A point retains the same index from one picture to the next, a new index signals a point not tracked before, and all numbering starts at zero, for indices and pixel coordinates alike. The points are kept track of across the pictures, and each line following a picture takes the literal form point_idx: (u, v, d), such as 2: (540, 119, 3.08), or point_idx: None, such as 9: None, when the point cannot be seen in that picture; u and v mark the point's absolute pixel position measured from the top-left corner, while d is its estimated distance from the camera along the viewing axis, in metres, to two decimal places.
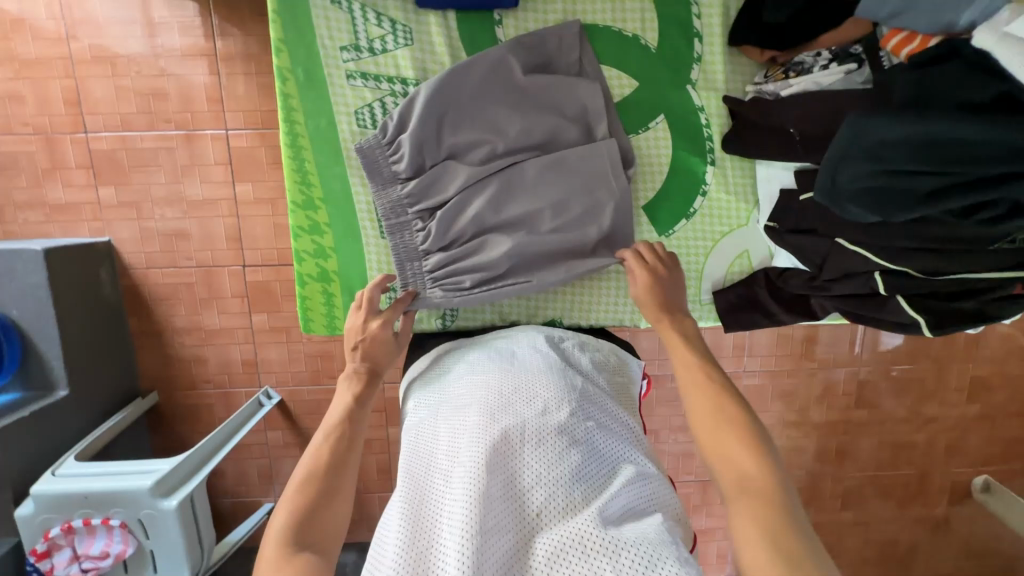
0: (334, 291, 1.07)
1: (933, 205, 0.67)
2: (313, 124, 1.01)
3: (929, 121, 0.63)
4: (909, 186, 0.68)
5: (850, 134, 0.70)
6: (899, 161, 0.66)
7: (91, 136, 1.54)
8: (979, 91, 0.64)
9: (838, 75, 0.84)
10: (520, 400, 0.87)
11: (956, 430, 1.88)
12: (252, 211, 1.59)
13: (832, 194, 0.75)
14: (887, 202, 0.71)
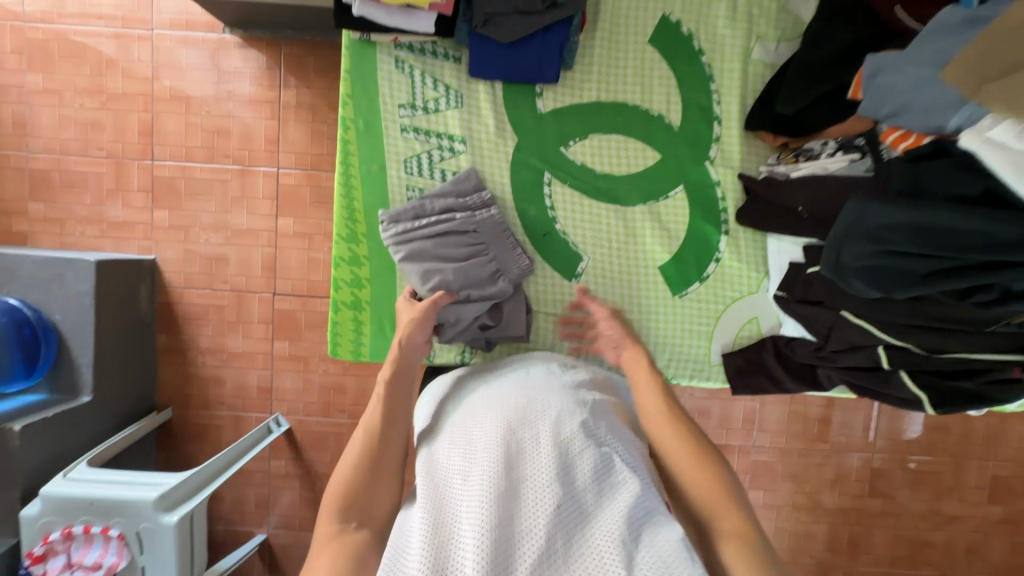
0: (364, 320, 1.08)
1: (932, 285, 0.72)
2: (366, 167, 1.04)
3: (925, 210, 0.68)
4: (909, 267, 0.72)
5: (852, 216, 0.74)
6: (898, 243, 0.71)
7: (155, 164, 1.69)
8: (969, 187, 0.69)
9: (842, 163, 0.88)
10: (536, 406, 0.87)
11: (977, 532, 1.79)
12: (290, 243, 1.70)
13: (837, 269, 0.79)
14: (889, 280, 0.75)
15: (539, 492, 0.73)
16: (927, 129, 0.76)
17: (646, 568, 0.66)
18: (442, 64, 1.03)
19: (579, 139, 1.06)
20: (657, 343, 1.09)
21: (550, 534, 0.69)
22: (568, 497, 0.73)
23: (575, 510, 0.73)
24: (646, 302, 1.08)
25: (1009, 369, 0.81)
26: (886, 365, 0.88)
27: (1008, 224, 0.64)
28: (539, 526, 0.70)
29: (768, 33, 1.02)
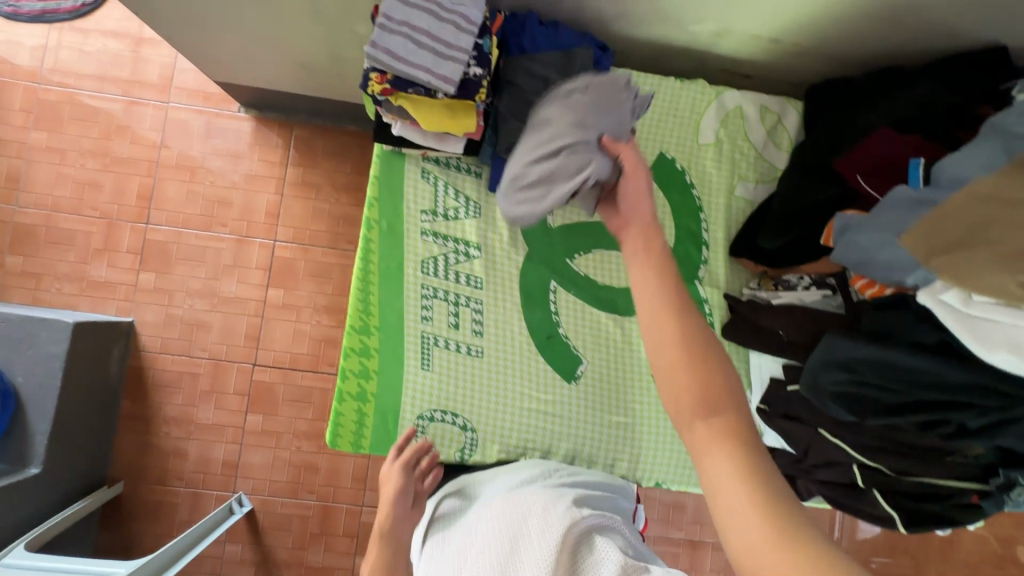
0: (367, 413, 0.97)
1: (899, 416, 0.80)
2: (384, 263, 1.00)
3: (890, 350, 0.78)
4: (877, 397, 0.81)
5: (827, 348, 0.85)
6: (867, 375, 0.80)
7: (149, 227, 1.70)
8: (925, 334, 0.77)
9: (817, 296, 0.98)
10: (518, 510, 0.82)
11: None
12: (278, 314, 1.69)
13: (815, 391, 0.87)
14: (861, 407, 0.83)
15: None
16: (887, 280, 0.83)
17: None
18: (464, 178, 1.04)
19: (583, 252, 1.07)
20: (665, 456, 1.05)
21: None
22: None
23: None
24: (646, 415, 1.05)
25: (968, 495, 0.88)
26: (860, 483, 0.94)
27: (960, 368, 0.74)
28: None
29: (749, 175, 1.13)
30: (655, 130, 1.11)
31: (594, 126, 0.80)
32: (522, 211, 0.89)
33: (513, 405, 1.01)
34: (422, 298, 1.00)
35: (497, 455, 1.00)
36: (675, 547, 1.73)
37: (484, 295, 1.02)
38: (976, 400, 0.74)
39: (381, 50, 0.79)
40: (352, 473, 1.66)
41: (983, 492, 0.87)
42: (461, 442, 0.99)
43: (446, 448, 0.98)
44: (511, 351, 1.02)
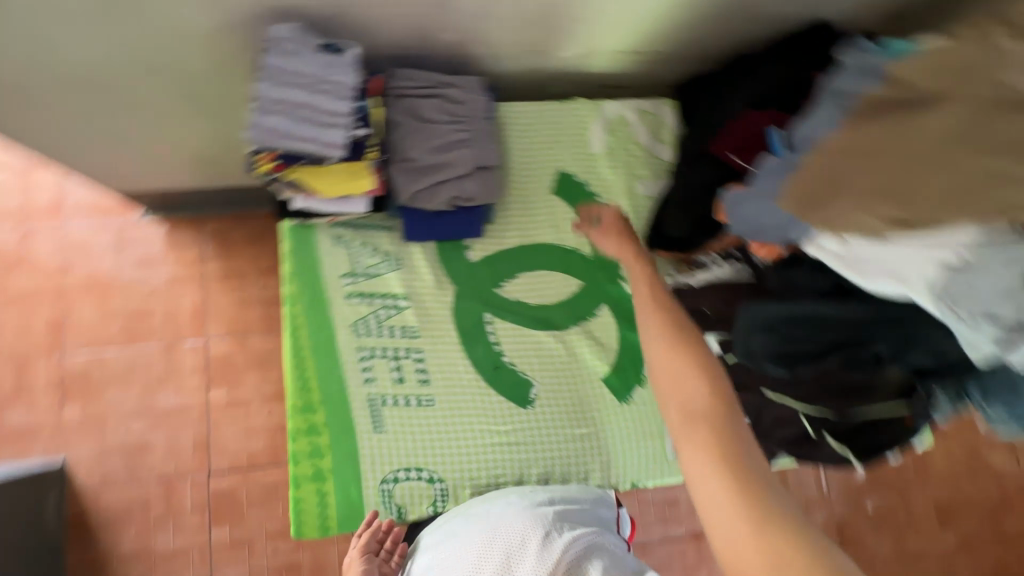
0: (329, 490, 0.94)
1: (824, 363, 0.77)
2: (315, 335, 0.99)
3: (797, 304, 0.78)
4: (801, 349, 0.78)
5: (748, 316, 0.84)
6: (788, 331, 0.79)
7: (66, 357, 1.59)
8: (825, 279, 0.78)
9: (728, 270, 0.98)
10: (507, 545, 0.87)
11: (945, 563, 1.89)
12: (225, 414, 1.61)
13: (752, 358, 0.85)
14: (794, 362, 0.80)
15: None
16: (781, 241, 0.84)
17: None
18: (377, 235, 1.07)
19: (510, 278, 1.10)
20: (635, 456, 1.07)
21: None
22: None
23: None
24: (604, 418, 1.06)
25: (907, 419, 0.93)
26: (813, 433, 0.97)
27: (871, 303, 0.73)
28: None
29: (645, 173, 1.19)
30: (550, 151, 1.16)
31: (471, 128, 1.02)
32: (412, 185, 0.99)
33: (475, 442, 1.00)
34: (361, 360, 1.00)
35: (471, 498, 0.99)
36: (680, 545, 1.74)
37: (422, 341, 1.03)
38: (889, 332, 0.72)
39: (263, 133, 0.85)
40: (339, 561, 1.57)
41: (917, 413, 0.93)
42: (433, 496, 0.98)
43: (418, 506, 0.97)
44: (460, 389, 1.02)
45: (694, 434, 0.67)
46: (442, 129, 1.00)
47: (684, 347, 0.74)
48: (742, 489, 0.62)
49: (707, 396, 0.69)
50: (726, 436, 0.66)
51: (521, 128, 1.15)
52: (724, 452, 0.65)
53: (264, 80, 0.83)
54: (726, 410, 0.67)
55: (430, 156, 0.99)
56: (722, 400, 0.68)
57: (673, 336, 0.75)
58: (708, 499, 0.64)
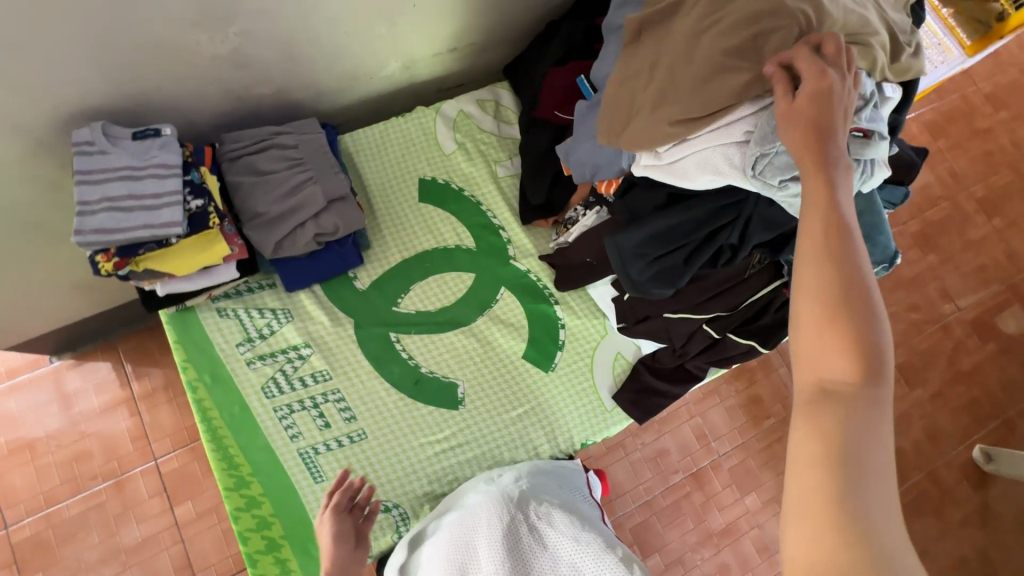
0: (288, 554, 1.01)
1: (694, 264, 0.91)
2: (227, 411, 1.05)
3: (651, 222, 0.90)
4: (671, 262, 0.92)
5: (615, 249, 0.93)
6: (656, 250, 0.91)
7: (11, 529, 1.50)
8: (658, 196, 0.92)
9: (593, 215, 1.09)
10: (468, 522, 0.94)
11: (924, 417, 1.98)
12: (197, 527, 1.55)
13: (639, 287, 0.95)
14: (671, 276, 0.93)
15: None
16: (615, 171, 0.98)
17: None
18: (261, 295, 1.13)
19: (405, 294, 1.18)
20: (562, 417, 1.16)
21: None
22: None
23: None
24: (534, 389, 1.16)
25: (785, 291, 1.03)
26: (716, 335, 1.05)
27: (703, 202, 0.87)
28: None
29: (501, 156, 1.27)
30: (405, 164, 1.23)
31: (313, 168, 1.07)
32: (265, 237, 1.02)
33: (412, 457, 1.09)
34: (281, 420, 1.07)
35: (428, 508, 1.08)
36: (683, 490, 1.76)
37: (335, 381, 1.10)
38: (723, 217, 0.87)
39: (90, 234, 0.87)
40: None
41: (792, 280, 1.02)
42: (391, 523, 1.06)
43: (381, 537, 1.04)
44: (383, 412, 1.10)
45: (820, 413, 0.59)
46: (284, 176, 1.05)
47: (848, 320, 0.60)
48: (831, 480, 0.55)
49: (849, 377, 0.59)
50: (844, 433, 0.57)
51: (369, 152, 1.21)
52: (834, 441, 0.57)
53: (81, 184, 0.87)
54: (860, 402, 0.59)
55: (278, 206, 1.03)
56: (856, 390, 0.59)
57: (837, 302, 0.61)
58: (800, 477, 0.58)
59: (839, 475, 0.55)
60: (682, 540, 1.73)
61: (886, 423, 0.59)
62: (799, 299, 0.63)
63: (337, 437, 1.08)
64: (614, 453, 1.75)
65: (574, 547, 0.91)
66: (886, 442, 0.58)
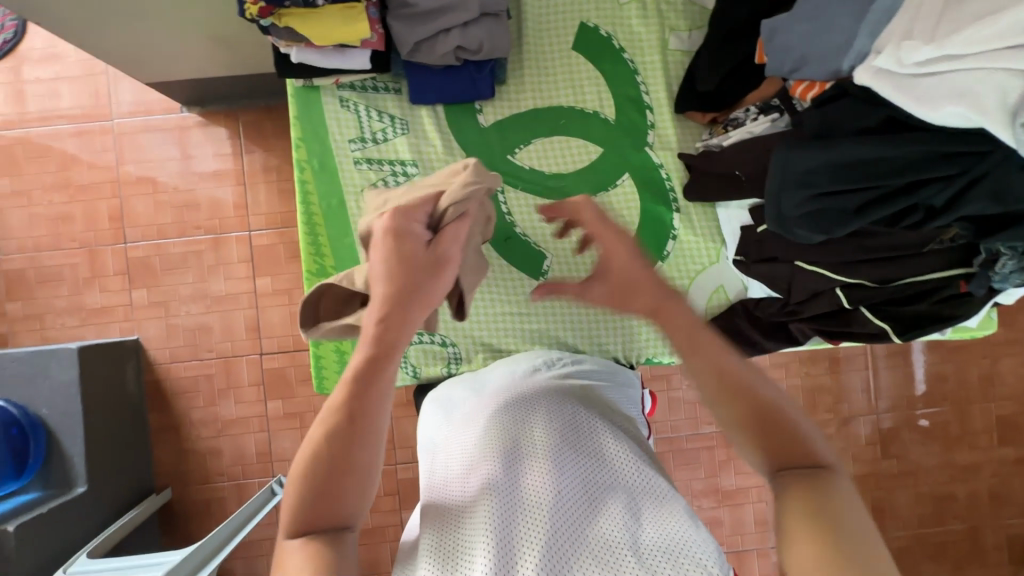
0: (347, 350, 1.13)
1: (862, 217, 0.88)
2: (325, 203, 1.10)
3: (838, 149, 0.84)
4: (841, 205, 0.89)
5: (780, 166, 0.89)
6: (826, 182, 0.86)
7: (128, 246, 1.72)
8: (869, 117, 0.85)
9: (765, 124, 1.02)
10: (529, 395, 0.83)
11: (996, 478, 1.80)
12: (270, 301, 1.71)
13: (782, 221, 0.93)
14: (827, 220, 0.90)
15: (544, 493, 0.68)
16: (829, 73, 0.91)
17: (654, 555, 0.63)
18: (384, 97, 1.12)
19: (524, 146, 1.15)
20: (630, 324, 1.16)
21: (560, 509, 0.67)
22: (574, 492, 0.69)
23: (582, 500, 0.68)
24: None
25: (956, 286, 0.95)
26: (847, 304, 1.02)
27: (909, 145, 0.80)
28: (548, 524, 0.65)
29: (680, 24, 1.16)
30: (573, 3, 1.14)
31: None
32: (409, 32, 0.99)
33: (479, 306, 1.15)
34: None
35: (479, 356, 1.15)
36: (708, 442, 1.74)
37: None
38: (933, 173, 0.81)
39: None
40: None
41: (968, 277, 0.93)
42: (446, 357, 1.15)
43: (431, 365, 1.15)
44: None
45: (798, 492, 0.66)
46: None
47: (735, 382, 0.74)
48: (831, 544, 0.60)
49: (794, 456, 0.70)
50: (824, 496, 0.65)
51: None
52: (816, 509, 0.64)
53: None
54: (820, 473, 0.68)
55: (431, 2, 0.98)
56: (801, 470, 0.69)
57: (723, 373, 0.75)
58: (799, 543, 0.62)
59: (829, 537, 0.61)
60: (686, 484, 1.75)
61: (842, 483, 0.67)
62: (724, 411, 0.75)
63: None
64: (657, 383, 1.73)
65: (636, 475, 0.73)
66: (858, 502, 0.65)
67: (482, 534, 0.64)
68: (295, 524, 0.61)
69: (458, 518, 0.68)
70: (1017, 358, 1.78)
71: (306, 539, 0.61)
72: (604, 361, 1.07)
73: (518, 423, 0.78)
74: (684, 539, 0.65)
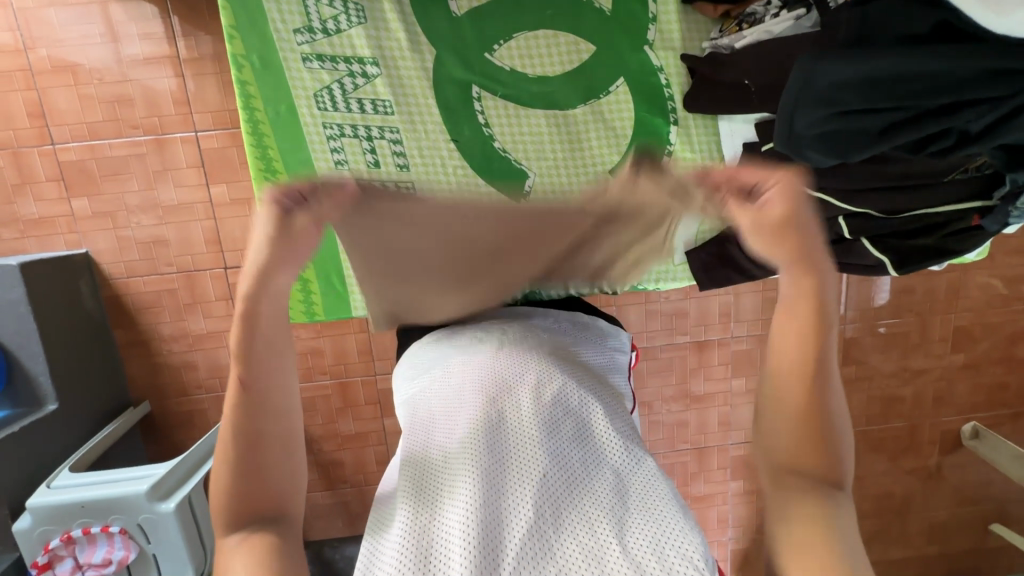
0: (308, 277, 1.18)
1: (888, 139, 0.80)
2: (273, 109, 1.09)
3: (874, 58, 0.75)
4: (867, 126, 0.81)
5: (803, 78, 0.80)
6: (854, 98, 0.78)
7: (58, 147, 1.52)
8: (918, 24, 0.75)
9: (788, 21, 0.93)
10: (513, 371, 0.86)
11: (942, 380, 1.92)
12: (229, 212, 1.58)
13: (792, 140, 0.86)
14: (846, 143, 0.83)
15: (526, 469, 0.72)
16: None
17: (638, 533, 0.65)
18: None
19: (503, 42, 1.10)
20: None
21: (539, 496, 0.68)
22: (557, 468, 0.72)
23: (565, 478, 0.72)
24: None
25: (968, 218, 0.93)
26: (847, 235, 1.00)
27: (954, 63, 0.72)
28: (531, 493, 0.69)
29: None
30: None
31: None
32: None
33: None
34: (329, 139, 1.11)
35: None
36: (682, 351, 1.79)
37: (394, 118, 1.11)
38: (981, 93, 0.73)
39: None
40: (356, 349, 1.67)
41: (983, 211, 0.92)
42: None
43: None
44: (434, 173, 1.14)
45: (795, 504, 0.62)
46: None
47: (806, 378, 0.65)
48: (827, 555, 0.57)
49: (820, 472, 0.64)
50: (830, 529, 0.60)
51: None
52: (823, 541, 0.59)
53: None
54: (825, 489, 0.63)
55: None
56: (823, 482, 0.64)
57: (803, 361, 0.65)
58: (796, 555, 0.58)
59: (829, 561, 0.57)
60: (658, 390, 1.83)
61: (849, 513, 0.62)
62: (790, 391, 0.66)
63: (380, 181, 1.11)
64: (637, 295, 1.72)
65: (623, 455, 0.76)
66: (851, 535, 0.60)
67: (461, 497, 0.68)
68: (231, 518, 0.62)
69: (440, 484, 0.72)
70: (985, 270, 1.82)
71: (244, 534, 0.61)
72: (595, 324, 1.10)
73: (498, 409, 0.80)
74: (671, 526, 0.66)
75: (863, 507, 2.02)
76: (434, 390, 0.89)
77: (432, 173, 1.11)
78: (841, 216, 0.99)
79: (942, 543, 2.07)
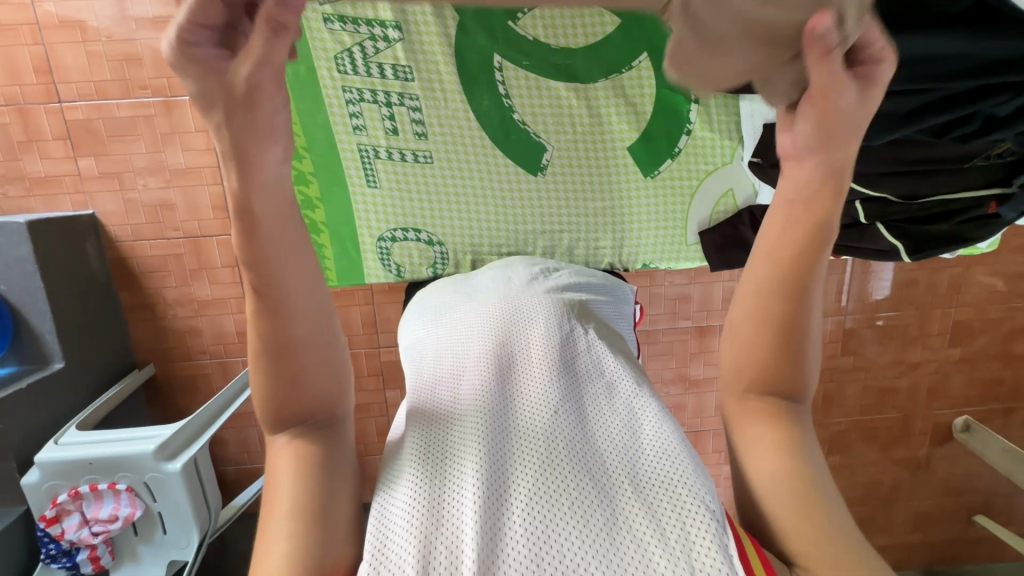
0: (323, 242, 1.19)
1: (913, 123, 0.82)
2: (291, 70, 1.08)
3: (909, 41, 0.73)
4: (891, 109, 0.82)
5: None
6: (886, 82, 0.78)
7: (65, 105, 1.50)
8: (957, 3, 0.73)
9: None
10: (523, 320, 0.88)
11: (938, 374, 1.95)
12: None
13: None
14: (868, 127, 0.85)
15: (537, 407, 0.73)
16: None
17: (646, 469, 0.66)
18: None
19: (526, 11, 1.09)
20: (632, 227, 1.21)
21: (551, 431, 0.69)
22: (567, 408, 0.73)
23: (576, 417, 0.73)
24: (622, 189, 1.19)
25: (986, 206, 0.95)
26: (863, 219, 1.03)
27: (987, 45, 0.73)
28: (543, 429, 0.69)
29: None
30: None
31: None
32: None
33: (474, 208, 1.17)
34: (347, 103, 1.10)
35: (465, 257, 1.20)
36: (683, 335, 1.81)
37: (414, 85, 1.10)
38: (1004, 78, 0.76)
39: None
40: (361, 320, 1.67)
41: (1001, 198, 0.93)
42: (432, 258, 1.21)
43: (418, 265, 1.21)
44: (453, 139, 1.13)
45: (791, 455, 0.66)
46: None
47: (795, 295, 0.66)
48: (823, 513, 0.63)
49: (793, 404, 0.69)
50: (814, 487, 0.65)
51: None
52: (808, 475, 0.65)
53: None
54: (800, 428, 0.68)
55: None
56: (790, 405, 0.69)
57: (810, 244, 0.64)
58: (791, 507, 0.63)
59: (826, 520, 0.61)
60: (658, 372, 1.85)
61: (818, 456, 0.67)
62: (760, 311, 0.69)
63: (400, 149, 1.14)
64: (643, 279, 1.73)
65: (631, 400, 0.77)
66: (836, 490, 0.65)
67: (473, 424, 0.70)
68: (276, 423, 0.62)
69: (451, 410, 0.74)
70: (989, 266, 1.83)
71: (291, 436, 0.63)
72: (605, 277, 1.12)
73: (509, 354, 0.82)
74: (679, 463, 0.67)
75: (851, 494, 2.07)
76: (441, 336, 0.90)
77: (454, 140, 1.13)
78: (858, 200, 1.02)
79: (926, 531, 2.12)
